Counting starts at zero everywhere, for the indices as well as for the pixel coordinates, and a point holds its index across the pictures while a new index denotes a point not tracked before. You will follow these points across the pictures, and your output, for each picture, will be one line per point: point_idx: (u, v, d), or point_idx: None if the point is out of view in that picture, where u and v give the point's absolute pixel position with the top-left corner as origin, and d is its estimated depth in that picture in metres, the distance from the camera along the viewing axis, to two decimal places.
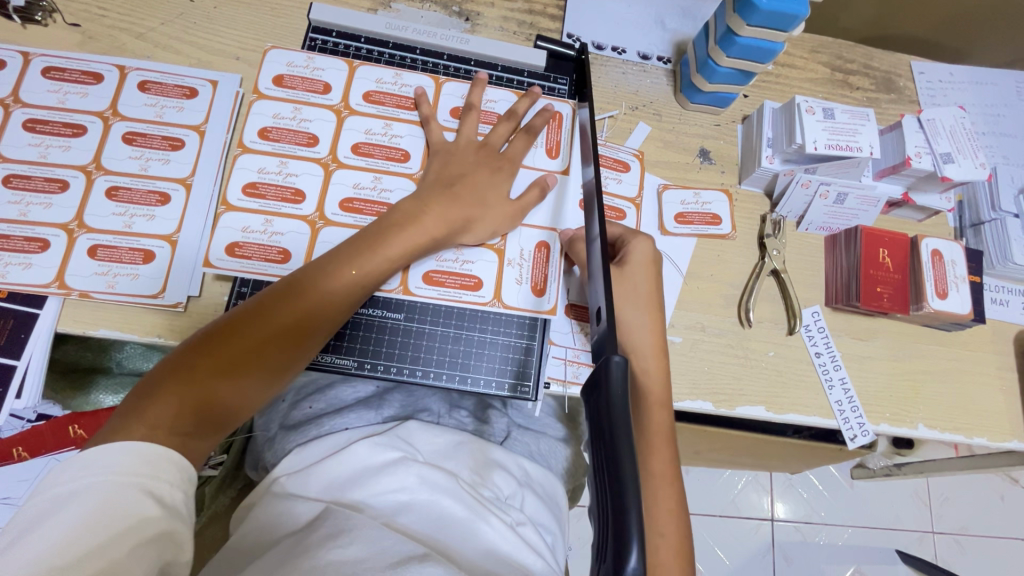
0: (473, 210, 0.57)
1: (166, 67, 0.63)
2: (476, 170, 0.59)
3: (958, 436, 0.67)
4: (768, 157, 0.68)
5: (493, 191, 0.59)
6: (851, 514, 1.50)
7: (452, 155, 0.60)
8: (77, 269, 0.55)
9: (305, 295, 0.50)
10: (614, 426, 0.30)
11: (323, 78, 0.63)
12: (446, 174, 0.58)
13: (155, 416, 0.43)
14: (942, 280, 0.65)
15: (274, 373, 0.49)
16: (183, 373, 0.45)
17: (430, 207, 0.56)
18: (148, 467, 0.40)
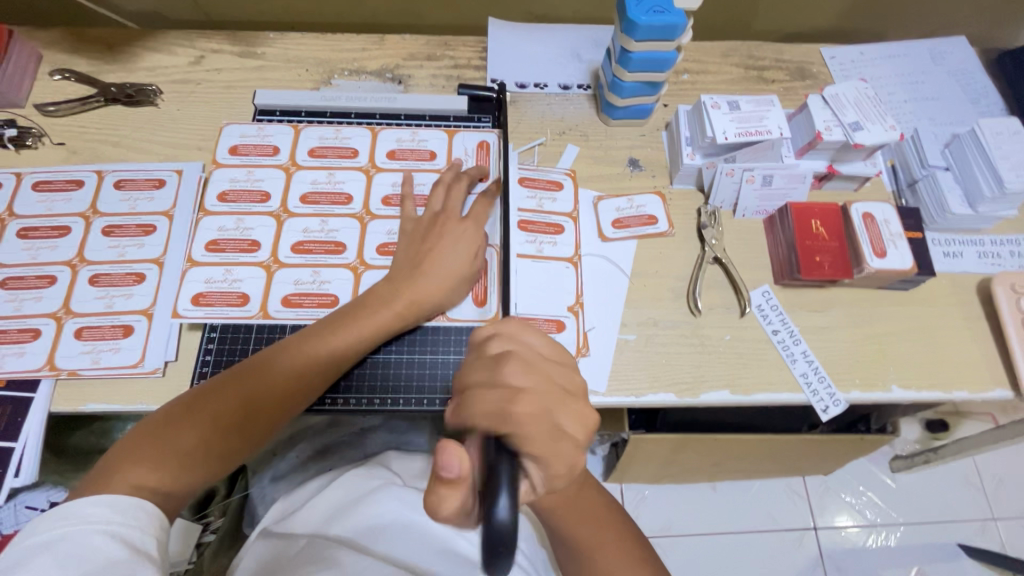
0: (442, 289, 0.61)
1: (138, 165, 0.71)
2: (441, 244, 0.62)
3: (936, 393, 0.66)
4: (689, 154, 0.72)
5: (457, 256, 0.62)
6: (900, 511, 1.41)
7: (420, 231, 0.63)
8: (65, 351, 0.61)
9: (281, 374, 0.55)
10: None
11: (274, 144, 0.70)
12: (413, 256, 0.62)
13: (133, 478, 0.47)
14: (878, 240, 0.66)
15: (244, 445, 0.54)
16: (165, 435, 0.50)
17: (400, 289, 0.60)
18: (117, 514, 0.43)
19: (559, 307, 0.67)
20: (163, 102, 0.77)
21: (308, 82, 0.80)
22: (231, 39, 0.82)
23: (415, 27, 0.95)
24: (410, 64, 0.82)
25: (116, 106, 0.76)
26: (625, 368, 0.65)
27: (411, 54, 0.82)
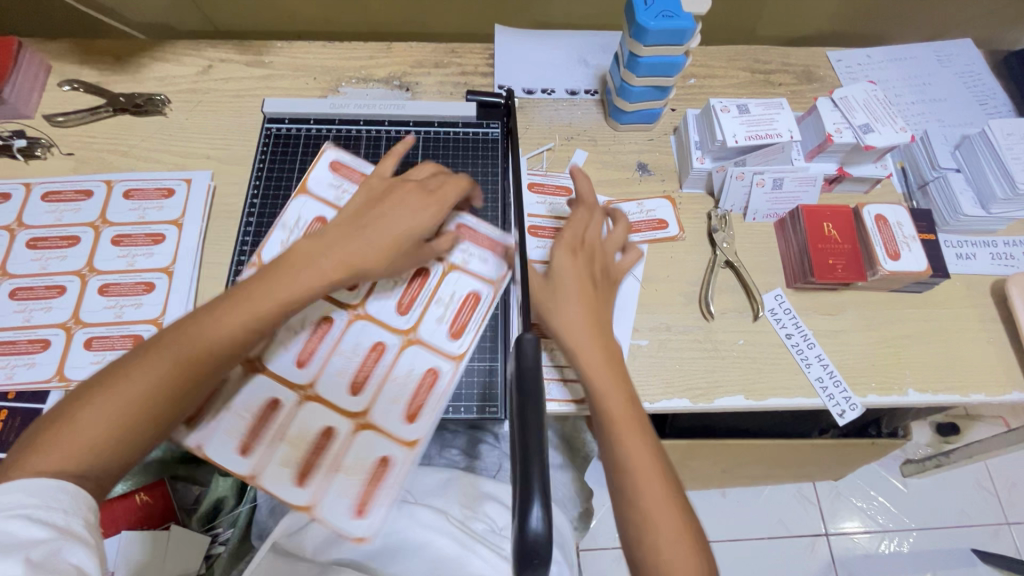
0: (388, 250, 0.57)
1: (147, 174, 0.71)
2: (391, 205, 0.58)
3: (954, 396, 0.65)
4: (699, 158, 0.72)
5: (412, 245, 0.58)
6: (912, 516, 1.39)
7: (375, 194, 0.60)
8: (75, 362, 0.61)
9: (190, 340, 0.49)
10: (524, 390, 0.32)
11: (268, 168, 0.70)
12: (357, 212, 0.58)
13: (36, 465, 0.42)
14: (891, 242, 0.66)
15: (161, 423, 0.48)
16: (68, 415, 0.45)
17: (337, 242, 0.55)
18: (34, 497, 0.39)
19: None
20: (172, 112, 0.77)
21: (316, 90, 0.80)
22: (238, 48, 0.83)
23: (421, 34, 0.95)
24: (418, 72, 0.82)
25: (124, 115, 0.76)
26: (639, 374, 0.65)
27: (419, 62, 0.83)
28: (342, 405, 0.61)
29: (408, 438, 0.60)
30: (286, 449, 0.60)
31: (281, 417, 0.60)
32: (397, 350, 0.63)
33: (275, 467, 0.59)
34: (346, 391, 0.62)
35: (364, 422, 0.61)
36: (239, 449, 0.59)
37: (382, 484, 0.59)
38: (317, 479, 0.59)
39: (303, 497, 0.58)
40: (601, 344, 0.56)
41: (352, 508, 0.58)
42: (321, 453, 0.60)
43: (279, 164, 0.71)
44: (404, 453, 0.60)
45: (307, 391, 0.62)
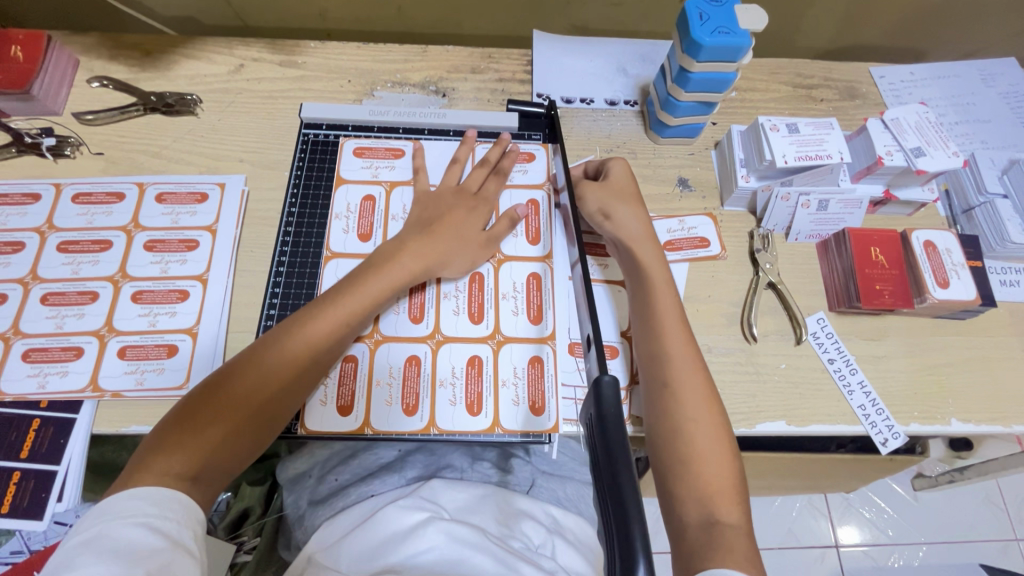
0: (450, 249, 0.61)
1: (179, 178, 0.70)
2: (452, 210, 0.63)
3: (996, 427, 0.65)
4: (743, 176, 0.71)
5: (470, 228, 0.63)
6: (921, 530, 1.39)
7: (433, 199, 0.65)
8: (109, 371, 0.59)
9: (289, 341, 0.53)
10: (608, 438, 0.32)
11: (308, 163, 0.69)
12: (422, 219, 0.63)
13: (164, 466, 0.46)
14: (939, 269, 0.65)
15: (263, 422, 0.51)
16: (183, 421, 0.49)
17: (408, 248, 0.60)
18: (153, 507, 0.43)
19: (613, 332, 0.64)
20: (203, 112, 0.75)
21: (351, 94, 0.78)
22: (271, 47, 0.80)
23: (454, 37, 0.93)
24: (454, 77, 0.80)
25: (155, 115, 0.75)
26: None
27: (455, 66, 0.81)
28: (469, 334, 0.60)
29: (542, 334, 0.61)
30: (391, 385, 0.58)
31: (367, 368, 0.59)
32: (438, 348, 0.60)
33: (381, 405, 0.57)
34: (404, 358, 0.59)
35: (438, 340, 0.60)
36: (338, 413, 0.57)
37: (544, 378, 0.59)
38: (449, 408, 0.58)
39: (418, 422, 0.57)
40: (674, 303, 0.60)
41: (529, 409, 0.58)
42: (429, 381, 0.58)
43: (313, 156, 0.70)
44: (547, 346, 0.60)
45: (437, 337, 0.60)
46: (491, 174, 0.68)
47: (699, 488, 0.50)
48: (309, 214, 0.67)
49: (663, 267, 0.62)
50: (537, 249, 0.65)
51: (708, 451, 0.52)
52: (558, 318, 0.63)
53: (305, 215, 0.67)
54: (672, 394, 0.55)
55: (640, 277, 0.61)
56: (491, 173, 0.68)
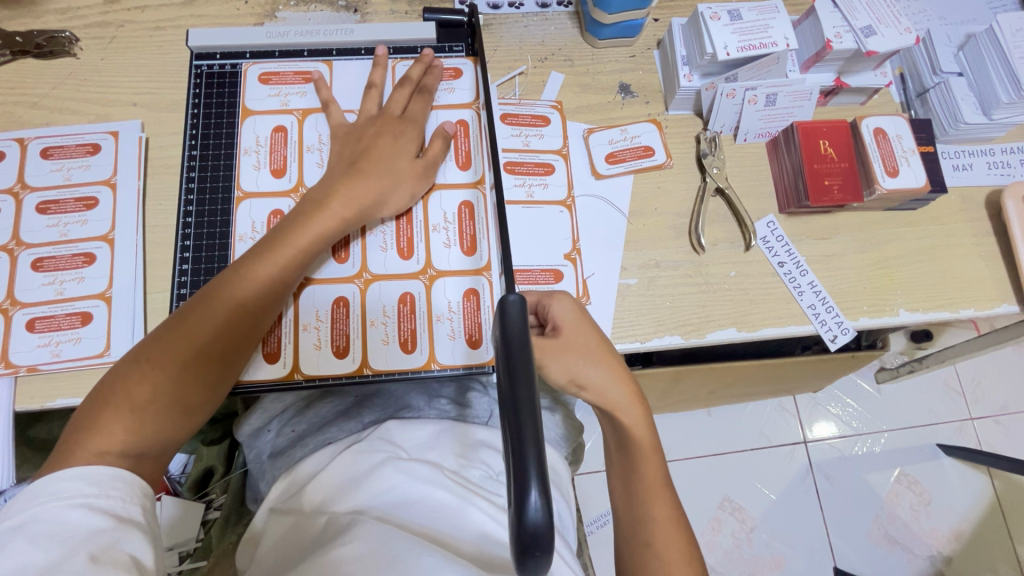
0: (380, 185, 0.54)
1: (65, 129, 0.62)
2: (377, 138, 0.56)
3: (943, 313, 0.65)
4: (686, 75, 0.65)
5: (395, 154, 0.56)
6: (884, 419, 1.46)
7: (351, 127, 0.58)
8: (19, 346, 0.56)
9: (215, 307, 0.49)
10: (507, 360, 0.29)
11: (207, 98, 0.62)
12: (344, 152, 0.56)
13: (96, 445, 0.43)
14: (889, 158, 0.62)
15: (200, 391, 0.48)
16: (111, 395, 0.46)
17: (335, 189, 0.53)
18: (93, 487, 0.40)
19: (555, 255, 0.62)
20: (82, 51, 0.66)
21: (249, 17, 0.69)
22: None
23: None
24: None
25: (25, 59, 0.66)
26: (628, 313, 0.62)
27: None
28: (399, 271, 0.56)
29: (478, 265, 0.57)
30: (319, 329, 0.55)
31: (292, 313, 0.55)
32: (372, 286, 0.56)
33: (309, 349, 0.54)
34: (330, 298, 0.55)
35: (367, 278, 0.56)
36: (265, 361, 0.54)
37: (480, 311, 0.56)
38: (383, 348, 0.55)
39: (351, 364, 0.54)
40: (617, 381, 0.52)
41: (467, 343, 0.55)
42: (360, 322, 0.55)
43: (211, 88, 0.62)
44: (483, 277, 0.57)
45: (365, 276, 0.56)
46: (413, 93, 0.61)
47: (636, 502, 0.51)
48: (213, 153, 0.60)
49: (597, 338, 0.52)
50: (469, 175, 0.60)
51: (641, 464, 0.52)
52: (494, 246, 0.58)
53: (209, 155, 0.60)
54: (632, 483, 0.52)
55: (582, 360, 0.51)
56: (414, 92, 0.60)
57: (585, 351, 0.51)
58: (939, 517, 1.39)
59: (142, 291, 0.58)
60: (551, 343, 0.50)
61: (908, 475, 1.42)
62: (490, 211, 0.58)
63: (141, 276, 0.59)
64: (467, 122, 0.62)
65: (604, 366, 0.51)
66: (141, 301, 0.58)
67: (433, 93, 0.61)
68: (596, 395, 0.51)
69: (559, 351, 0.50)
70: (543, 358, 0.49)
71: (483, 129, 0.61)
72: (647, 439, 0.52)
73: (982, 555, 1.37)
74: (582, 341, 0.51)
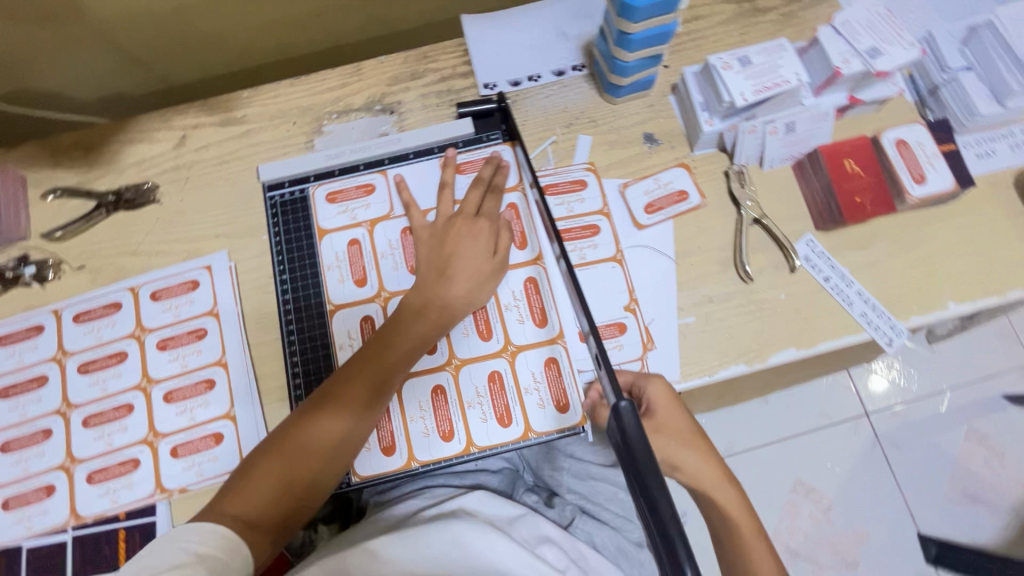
0: (467, 289, 0.62)
1: (167, 271, 0.71)
2: (459, 245, 0.63)
3: (990, 299, 0.68)
4: (707, 120, 0.70)
5: (478, 256, 0.63)
6: (943, 378, 1.46)
7: (433, 234, 0.65)
8: (169, 471, 0.64)
9: (329, 400, 0.57)
10: (633, 459, 0.35)
11: (285, 223, 0.69)
12: (433, 263, 0.63)
13: (223, 510, 0.52)
14: (914, 165, 0.68)
15: (309, 484, 0.55)
16: (242, 483, 0.54)
17: (425, 295, 0.61)
18: (193, 534, 0.49)
19: (616, 309, 0.68)
20: (164, 197, 0.74)
21: (300, 136, 0.76)
22: (206, 108, 0.77)
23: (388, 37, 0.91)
24: (397, 89, 0.77)
25: (118, 213, 0.74)
26: (692, 350, 0.67)
27: (394, 77, 0.77)
28: (483, 352, 0.63)
29: (552, 335, 0.63)
30: (424, 417, 0.61)
31: (398, 407, 0.61)
32: (463, 373, 0.62)
33: (419, 437, 0.61)
34: (429, 388, 0.62)
35: (457, 364, 0.62)
36: (384, 454, 0.60)
37: (563, 377, 0.62)
38: (483, 426, 0.61)
39: (457, 445, 0.60)
40: (710, 458, 0.63)
41: (556, 409, 0.61)
42: (458, 405, 0.61)
43: (288, 215, 0.69)
44: (559, 345, 0.62)
45: (455, 362, 0.62)
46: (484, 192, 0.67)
47: (738, 557, 0.62)
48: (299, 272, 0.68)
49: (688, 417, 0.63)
50: (528, 253, 0.66)
51: (743, 539, 0.62)
52: (563, 315, 0.64)
53: (298, 275, 0.68)
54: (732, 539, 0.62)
55: (680, 440, 0.62)
56: (480, 190, 0.67)
57: (679, 435, 0.62)
58: (1014, 467, 1.39)
59: (259, 405, 0.65)
60: (650, 428, 0.61)
61: (978, 431, 1.42)
62: (555, 283, 0.64)
63: (255, 392, 0.66)
64: (518, 204, 0.68)
65: (697, 448, 0.63)
66: (261, 414, 0.65)
67: (495, 185, 0.68)
68: (691, 475, 0.63)
69: (659, 436, 0.61)
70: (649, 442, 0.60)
71: (533, 209, 0.67)
72: (740, 505, 0.63)
73: None
74: (675, 426, 0.62)
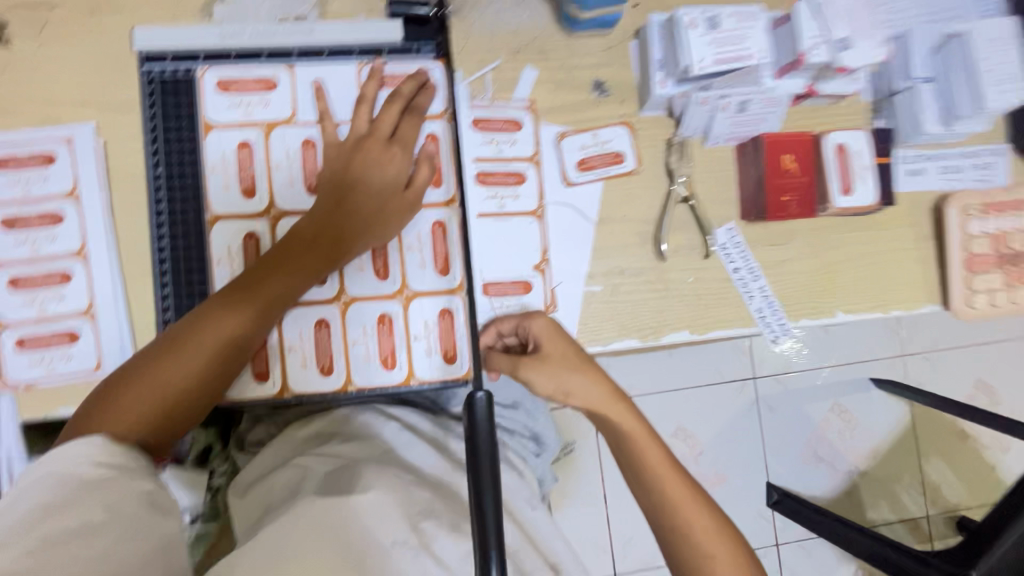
0: (370, 220, 0.57)
1: (14, 135, 0.59)
2: (366, 168, 0.57)
3: (874, 313, 0.72)
4: (660, 81, 0.64)
5: (387, 185, 0.57)
6: (827, 357, 1.59)
7: (338, 153, 0.58)
8: (14, 364, 0.58)
9: (214, 311, 0.52)
10: (476, 453, 0.34)
11: (166, 107, 0.60)
12: (334, 185, 0.57)
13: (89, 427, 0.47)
14: (846, 173, 0.65)
15: (187, 408, 0.51)
16: (107, 405, 0.48)
17: (328, 214, 0.56)
18: (96, 447, 0.43)
19: (526, 266, 0.66)
20: (9, 37, 0.59)
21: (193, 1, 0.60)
22: None
23: None
24: None
25: None
26: (593, 319, 0.67)
27: None
28: (376, 292, 0.59)
29: (451, 285, 0.60)
30: (304, 349, 0.58)
31: (276, 335, 0.58)
32: (351, 310, 0.59)
33: (296, 369, 0.58)
34: (313, 320, 0.58)
35: (346, 300, 0.59)
36: (255, 380, 0.58)
37: (455, 329, 0.60)
38: (365, 366, 0.59)
39: (335, 382, 0.59)
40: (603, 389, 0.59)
41: (442, 360, 0.60)
42: (342, 343, 0.59)
43: (167, 97, 0.60)
44: (457, 297, 0.60)
45: (344, 298, 0.59)
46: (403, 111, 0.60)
47: (648, 483, 0.57)
48: (179, 170, 0.60)
49: (574, 347, 0.60)
50: (441, 194, 0.61)
51: (645, 458, 0.58)
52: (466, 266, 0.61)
53: (175, 173, 0.60)
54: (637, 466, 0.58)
55: (566, 367, 0.58)
56: (400, 110, 0.59)
57: (567, 364, 0.58)
58: (860, 438, 1.59)
59: (124, 308, 0.60)
60: (532, 360, 0.59)
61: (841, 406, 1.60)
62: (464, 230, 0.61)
63: (120, 294, 0.60)
64: (440, 137, 0.62)
65: (587, 375, 0.59)
66: (125, 319, 0.60)
67: (417, 108, 0.60)
68: (584, 400, 0.59)
69: (544, 367, 0.58)
70: (529, 374, 0.58)
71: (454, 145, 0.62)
72: (643, 431, 0.59)
73: (890, 469, 1.60)
74: (562, 355, 0.59)
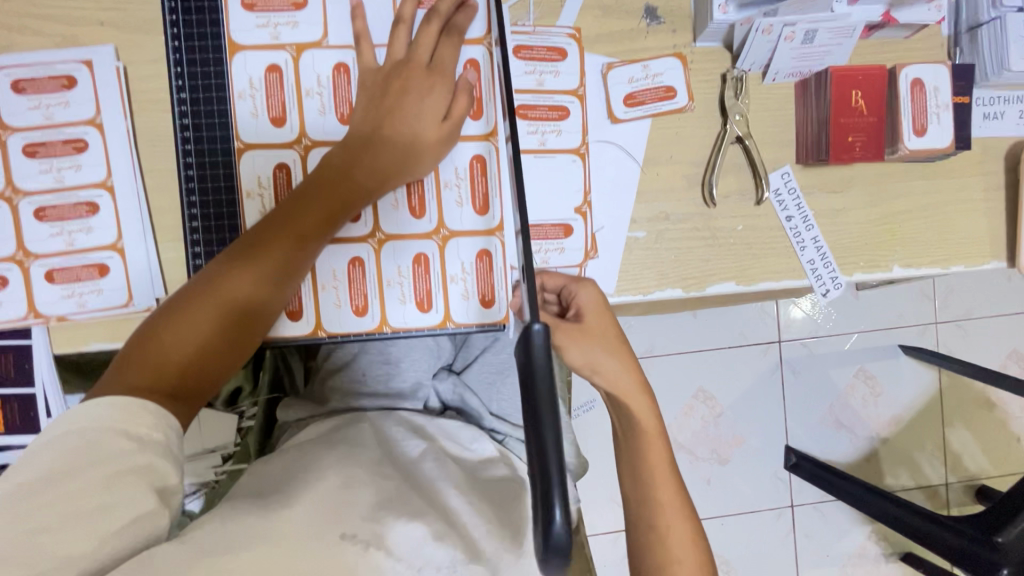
0: (409, 152, 0.53)
1: (32, 56, 0.56)
2: (405, 97, 0.53)
3: (933, 268, 0.67)
4: (721, 6, 0.58)
5: (427, 114, 0.54)
6: (859, 322, 1.51)
7: (374, 80, 0.54)
8: (44, 297, 0.57)
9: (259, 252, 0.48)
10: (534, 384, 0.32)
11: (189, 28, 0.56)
12: (371, 114, 0.53)
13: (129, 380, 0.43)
14: (921, 114, 0.61)
15: (229, 353, 0.48)
16: (143, 357, 0.44)
17: (369, 150, 0.52)
18: (117, 410, 0.40)
19: (566, 208, 0.63)
20: None
21: None
22: None
23: None
24: None
25: None
26: (634, 267, 0.64)
27: None
28: (411, 230, 0.57)
29: (490, 225, 0.58)
30: (337, 288, 0.56)
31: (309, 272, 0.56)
32: (385, 248, 0.56)
33: (330, 308, 0.56)
34: (346, 258, 0.56)
35: (380, 238, 0.56)
36: (289, 318, 0.56)
37: (493, 271, 0.58)
38: (401, 307, 0.57)
39: (369, 322, 0.57)
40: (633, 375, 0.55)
41: (479, 303, 0.58)
42: (376, 282, 0.57)
43: (189, 15, 0.55)
44: (495, 238, 0.58)
45: (379, 236, 0.56)
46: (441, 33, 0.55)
47: (641, 483, 0.51)
48: (204, 97, 0.56)
49: (612, 327, 0.56)
50: (481, 128, 0.58)
51: (651, 465, 0.52)
52: (506, 206, 0.58)
53: (200, 100, 0.56)
54: (641, 463, 0.52)
55: (603, 348, 0.55)
56: (437, 31, 0.55)
57: (603, 342, 0.55)
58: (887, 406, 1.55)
59: (153, 243, 0.58)
60: (572, 327, 0.55)
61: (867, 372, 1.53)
62: (503, 167, 0.57)
63: (148, 226, 0.58)
64: (480, 63, 0.57)
65: (617, 356, 0.55)
66: (154, 253, 0.58)
67: (455, 30, 0.56)
68: (609, 380, 0.54)
69: (579, 338, 0.55)
70: (565, 342, 0.54)
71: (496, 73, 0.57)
72: (656, 429, 0.54)
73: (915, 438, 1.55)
74: (602, 332, 0.56)
